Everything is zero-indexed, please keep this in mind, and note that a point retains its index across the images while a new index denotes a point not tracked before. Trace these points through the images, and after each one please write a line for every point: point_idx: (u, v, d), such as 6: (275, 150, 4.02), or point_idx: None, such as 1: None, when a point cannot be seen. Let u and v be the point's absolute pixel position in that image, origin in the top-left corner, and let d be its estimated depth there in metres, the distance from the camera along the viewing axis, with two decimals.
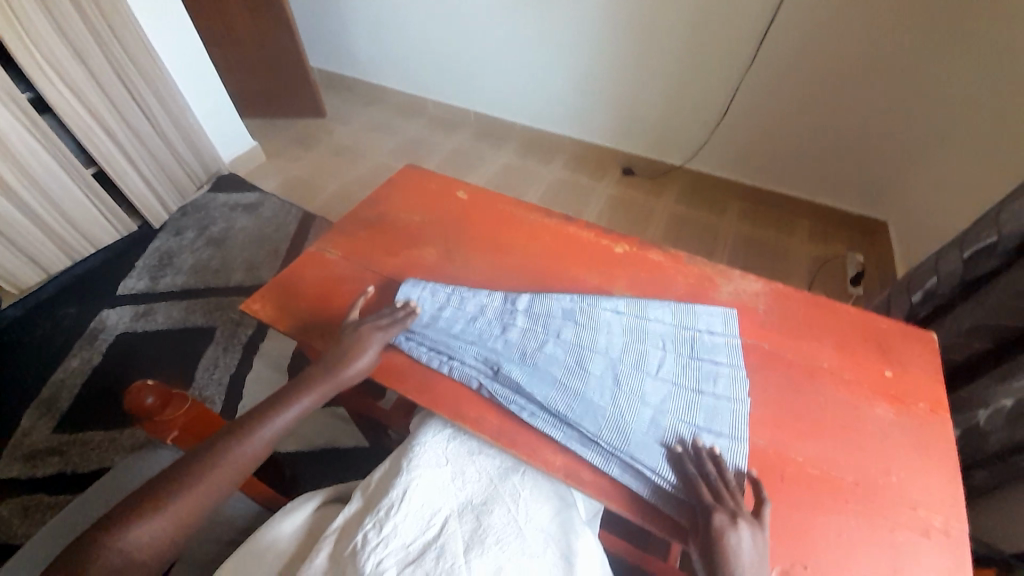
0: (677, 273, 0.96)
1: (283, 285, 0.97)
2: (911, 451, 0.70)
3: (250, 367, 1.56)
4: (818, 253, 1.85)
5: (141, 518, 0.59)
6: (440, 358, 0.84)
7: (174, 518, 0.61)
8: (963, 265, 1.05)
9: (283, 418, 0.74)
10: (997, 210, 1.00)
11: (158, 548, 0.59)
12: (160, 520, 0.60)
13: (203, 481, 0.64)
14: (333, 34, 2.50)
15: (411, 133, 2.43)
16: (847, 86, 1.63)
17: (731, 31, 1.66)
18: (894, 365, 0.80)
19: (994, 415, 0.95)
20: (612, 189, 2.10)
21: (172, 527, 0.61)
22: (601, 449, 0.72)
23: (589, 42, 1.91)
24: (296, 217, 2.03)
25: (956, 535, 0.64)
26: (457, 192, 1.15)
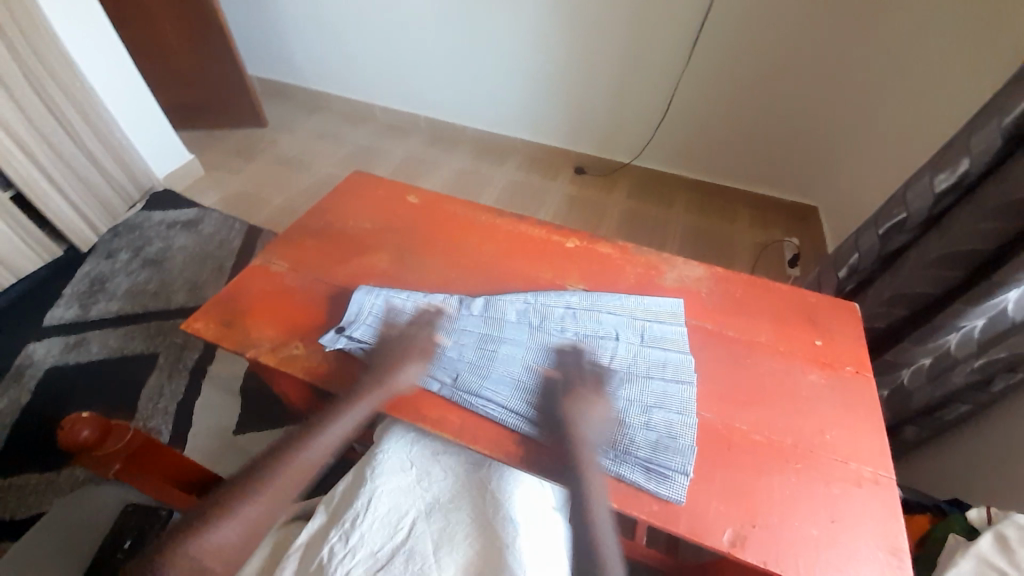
0: (626, 263, 1.00)
1: (228, 301, 0.93)
2: (842, 412, 0.76)
3: (200, 391, 1.48)
4: (757, 239, 1.97)
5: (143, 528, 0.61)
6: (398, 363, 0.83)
7: (258, 512, 0.66)
8: (879, 241, 1.15)
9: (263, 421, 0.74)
10: (903, 189, 1.11)
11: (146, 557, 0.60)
12: (239, 518, 0.64)
13: (278, 479, 0.69)
14: (271, 41, 2.42)
15: (359, 141, 2.39)
16: (773, 81, 1.75)
17: (666, 31, 1.75)
18: (823, 335, 0.87)
19: (916, 374, 1.05)
20: (565, 188, 2.15)
21: (253, 526, 0.65)
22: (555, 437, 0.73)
23: (534, 44, 1.95)
24: (240, 232, 1.94)
25: (885, 483, 0.69)
26: (407, 196, 1.14)
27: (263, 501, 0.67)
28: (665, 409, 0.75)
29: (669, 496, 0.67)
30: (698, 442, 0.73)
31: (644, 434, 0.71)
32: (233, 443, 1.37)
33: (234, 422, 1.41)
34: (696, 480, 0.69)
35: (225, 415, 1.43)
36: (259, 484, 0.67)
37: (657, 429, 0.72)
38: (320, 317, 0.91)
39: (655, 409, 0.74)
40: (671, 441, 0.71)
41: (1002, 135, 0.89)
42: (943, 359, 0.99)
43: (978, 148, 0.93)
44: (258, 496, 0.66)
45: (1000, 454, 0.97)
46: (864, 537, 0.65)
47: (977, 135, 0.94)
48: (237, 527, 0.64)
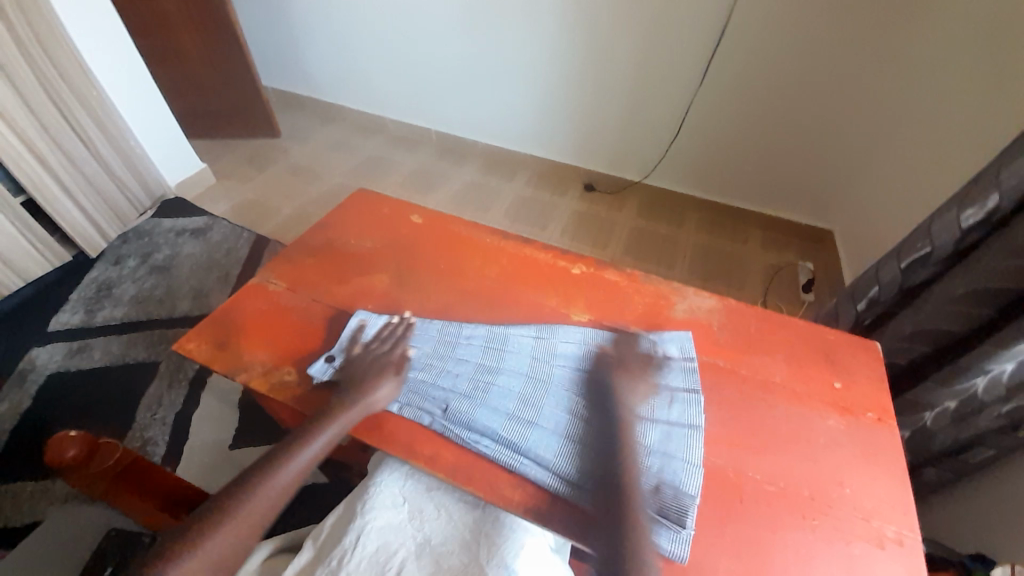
0: (634, 291, 0.96)
1: (223, 321, 0.91)
2: (863, 461, 0.72)
3: (198, 403, 1.46)
4: (771, 261, 1.91)
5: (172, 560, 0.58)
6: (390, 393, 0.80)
7: (222, 544, 0.61)
8: (900, 274, 1.11)
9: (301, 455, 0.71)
10: (928, 221, 1.06)
11: None
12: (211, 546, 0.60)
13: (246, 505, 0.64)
14: (288, 53, 2.45)
15: (370, 153, 2.39)
16: (788, 103, 1.72)
17: (680, 53, 1.74)
18: (841, 375, 0.82)
19: (940, 416, 1.00)
20: (574, 205, 2.12)
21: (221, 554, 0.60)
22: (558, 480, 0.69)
23: (548, 60, 1.94)
24: (247, 242, 1.94)
25: (909, 544, 0.64)
26: (412, 215, 1.12)
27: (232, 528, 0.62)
28: (669, 454, 0.70)
29: (673, 550, 0.62)
30: (705, 491, 0.68)
31: (648, 480, 0.68)
32: (228, 459, 1.34)
33: (230, 437, 1.38)
34: (699, 529, 0.65)
35: (221, 429, 1.40)
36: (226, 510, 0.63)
37: (659, 474, 0.68)
38: (314, 340, 0.88)
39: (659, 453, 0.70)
40: (673, 488, 0.67)
41: None
42: (970, 403, 0.94)
43: (1008, 182, 0.89)
44: (225, 527, 0.62)
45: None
46: None
47: (1008, 170, 0.89)
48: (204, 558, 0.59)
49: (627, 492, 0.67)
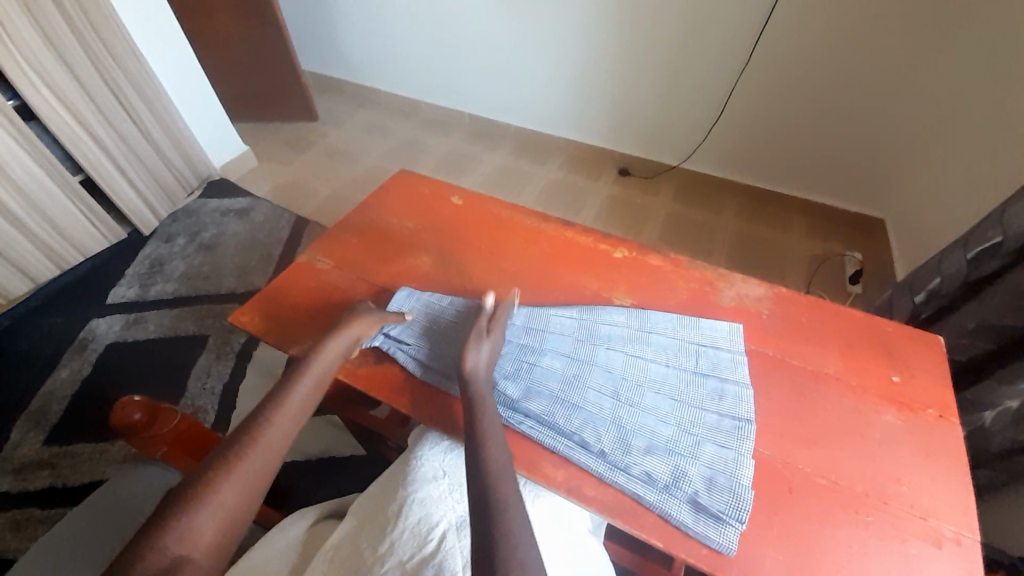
0: (678, 277, 0.94)
1: (273, 297, 0.94)
2: (921, 459, 0.69)
3: (243, 376, 1.53)
4: (814, 251, 1.83)
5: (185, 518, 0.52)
6: (437, 373, 0.83)
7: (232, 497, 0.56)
8: (967, 265, 1.04)
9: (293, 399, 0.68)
10: (1002, 209, 0.99)
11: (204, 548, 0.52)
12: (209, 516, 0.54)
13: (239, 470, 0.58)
14: (326, 35, 2.47)
15: (404, 136, 2.40)
16: (844, 84, 1.62)
17: (727, 31, 1.65)
18: (900, 369, 0.78)
19: (999, 416, 0.94)
20: (608, 189, 2.08)
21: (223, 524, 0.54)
22: (605, 463, 0.69)
23: (586, 39, 1.88)
24: (288, 222, 1.99)
25: (968, 546, 0.62)
26: (452, 196, 1.13)
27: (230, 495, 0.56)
28: (719, 445, 0.69)
29: (720, 541, 0.62)
30: (755, 483, 0.67)
31: (698, 468, 0.67)
32: None
33: None
34: (751, 519, 0.64)
35: None
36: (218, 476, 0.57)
37: (708, 464, 0.67)
38: None
39: (709, 443, 0.69)
40: (724, 476, 0.66)
41: None
42: None
43: None
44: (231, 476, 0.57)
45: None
46: None
47: None
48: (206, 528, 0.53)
49: (674, 480, 0.66)
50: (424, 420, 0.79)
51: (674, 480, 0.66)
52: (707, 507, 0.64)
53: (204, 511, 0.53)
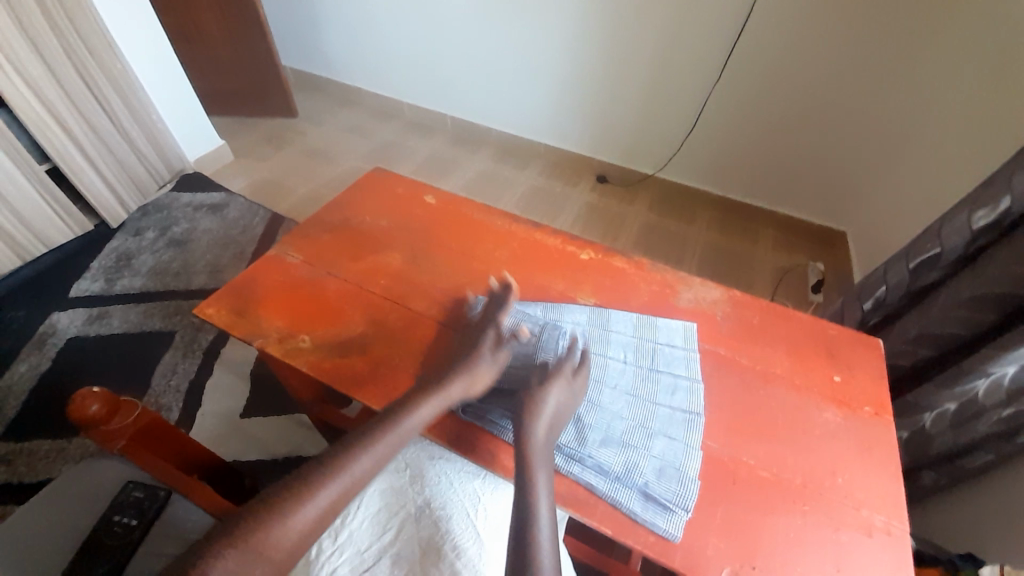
0: (640, 280, 0.98)
1: (240, 290, 0.94)
2: (857, 453, 0.73)
3: (211, 373, 1.51)
4: (781, 261, 1.90)
5: (296, 505, 0.57)
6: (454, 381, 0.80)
7: (333, 495, 0.59)
8: (909, 275, 1.11)
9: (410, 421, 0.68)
10: (940, 222, 1.06)
11: (297, 538, 0.56)
12: (313, 505, 0.58)
13: (343, 473, 0.61)
14: (308, 33, 2.46)
15: (385, 137, 2.40)
16: (807, 101, 1.70)
17: (700, 47, 1.72)
18: (841, 369, 0.83)
19: (938, 419, 1.00)
20: (586, 196, 2.13)
21: (322, 515, 0.58)
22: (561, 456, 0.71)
23: (566, 49, 1.93)
24: (262, 219, 1.97)
25: (897, 533, 0.66)
26: (426, 196, 1.14)
27: (332, 492, 0.60)
28: (670, 439, 0.73)
29: (666, 529, 0.65)
30: (702, 474, 0.70)
31: (647, 458, 0.70)
32: (238, 427, 1.39)
33: (242, 406, 1.43)
34: (696, 508, 0.67)
35: (233, 398, 1.45)
36: (330, 472, 0.61)
37: (658, 455, 0.71)
38: (327, 313, 0.91)
39: (661, 435, 0.73)
40: (672, 467, 0.70)
41: None
42: (971, 406, 0.94)
43: (1022, 186, 0.88)
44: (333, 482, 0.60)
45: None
46: None
47: (1023, 174, 0.89)
48: (306, 515, 0.57)
49: (625, 471, 0.69)
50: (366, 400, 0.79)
51: (627, 470, 0.69)
52: (656, 498, 0.67)
53: (307, 505, 0.57)
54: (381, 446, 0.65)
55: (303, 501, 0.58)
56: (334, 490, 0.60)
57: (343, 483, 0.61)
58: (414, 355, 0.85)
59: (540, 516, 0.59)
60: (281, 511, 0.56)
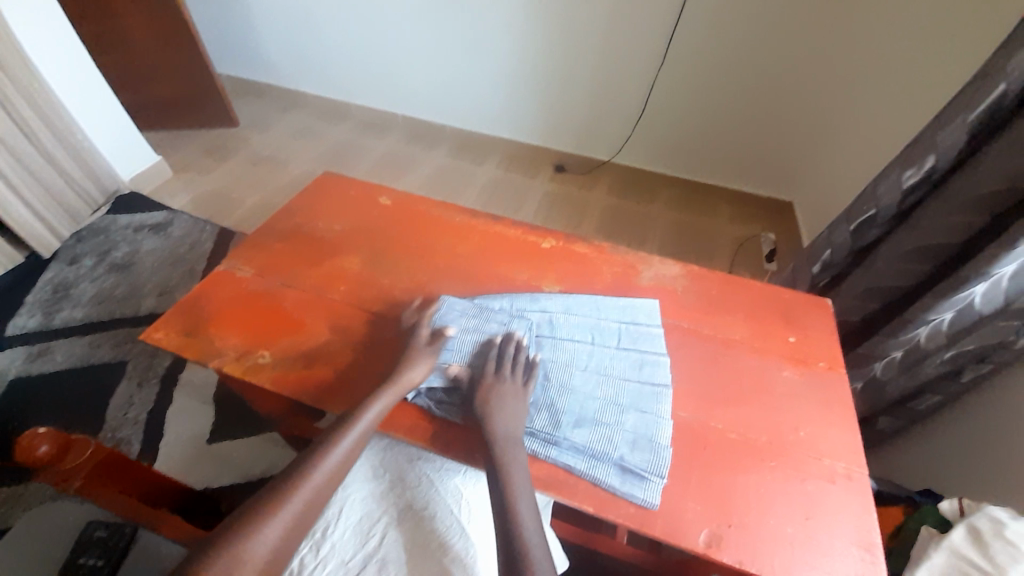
0: (603, 262, 0.99)
1: (190, 310, 0.90)
2: (816, 406, 0.77)
3: (171, 400, 1.43)
4: (736, 234, 1.98)
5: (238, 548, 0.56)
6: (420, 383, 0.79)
7: (277, 531, 0.59)
8: (851, 236, 1.18)
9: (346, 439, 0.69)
10: (874, 184, 1.13)
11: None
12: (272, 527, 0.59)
13: (297, 493, 0.63)
14: (243, 37, 2.35)
15: (336, 140, 2.33)
16: (748, 78, 1.77)
17: (643, 30, 1.76)
18: (796, 330, 0.87)
19: (888, 365, 1.07)
20: (546, 186, 2.14)
21: (284, 536, 0.60)
22: (538, 443, 0.72)
23: (512, 39, 1.92)
24: (211, 235, 1.88)
25: (857, 477, 0.70)
26: (381, 196, 1.12)
27: (287, 515, 0.61)
28: (640, 412, 0.75)
29: (644, 498, 0.67)
30: (675, 442, 0.72)
31: (621, 432, 0.72)
32: (206, 453, 1.32)
33: (207, 431, 1.37)
34: (671, 474, 0.69)
35: (197, 423, 1.38)
36: (285, 493, 0.63)
37: (631, 430, 0.72)
38: (287, 325, 0.87)
39: (631, 409, 0.75)
40: (646, 439, 0.72)
41: (968, 130, 0.92)
42: (914, 352, 1.01)
43: (945, 145, 0.96)
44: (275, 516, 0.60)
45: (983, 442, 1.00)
46: (839, 533, 0.65)
47: (944, 133, 0.96)
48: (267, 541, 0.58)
49: (600, 449, 0.70)
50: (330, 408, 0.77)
51: (603, 447, 0.71)
52: (634, 470, 0.69)
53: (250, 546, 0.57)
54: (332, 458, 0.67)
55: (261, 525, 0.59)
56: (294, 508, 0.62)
57: (294, 504, 0.62)
58: (383, 360, 0.83)
59: (532, 538, 0.61)
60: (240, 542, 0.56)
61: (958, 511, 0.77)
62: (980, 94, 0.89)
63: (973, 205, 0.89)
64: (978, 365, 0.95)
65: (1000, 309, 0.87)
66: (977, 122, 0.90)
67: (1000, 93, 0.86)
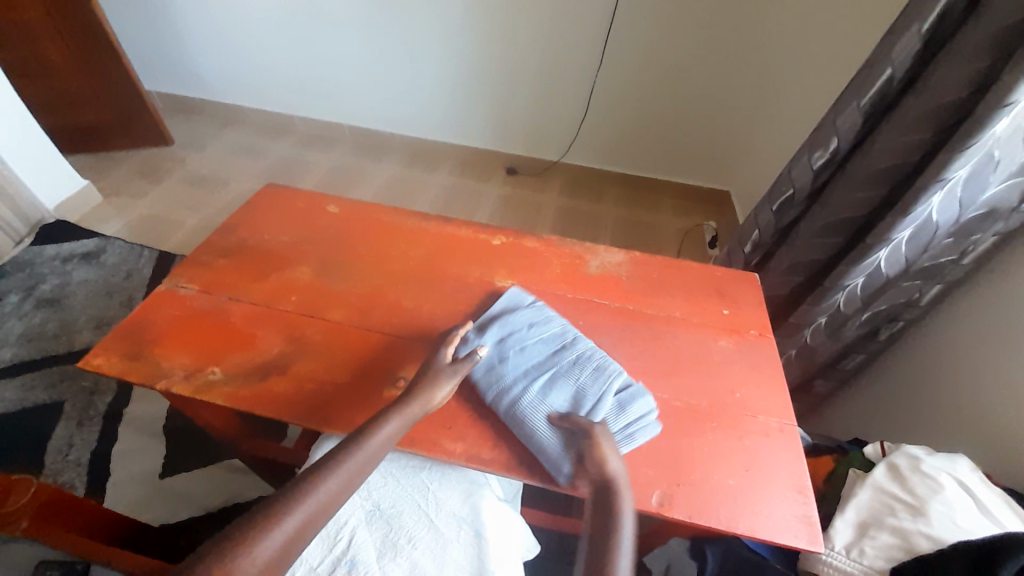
0: (552, 255, 1.04)
1: (132, 332, 0.87)
2: (750, 370, 0.84)
3: (117, 437, 1.35)
4: (681, 225, 2.08)
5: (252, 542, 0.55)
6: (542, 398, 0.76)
7: (296, 524, 0.58)
8: (774, 217, 1.28)
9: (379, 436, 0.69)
10: (790, 166, 1.23)
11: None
12: (276, 536, 0.56)
13: (301, 505, 0.59)
14: (173, 54, 2.26)
15: (279, 155, 2.27)
16: (678, 76, 1.89)
17: (581, 34, 1.84)
18: (729, 304, 0.95)
19: (816, 332, 1.15)
20: (499, 189, 2.17)
21: (286, 546, 0.56)
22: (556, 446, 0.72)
23: (456, 46, 1.96)
24: (149, 260, 1.79)
25: (789, 429, 0.77)
26: (329, 206, 1.11)
27: (305, 510, 0.59)
28: (602, 376, 0.78)
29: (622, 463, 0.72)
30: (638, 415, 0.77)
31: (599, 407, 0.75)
32: (160, 488, 1.26)
33: (160, 465, 1.30)
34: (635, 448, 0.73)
35: (148, 458, 1.31)
36: (291, 503, 0.59)
37: (601, 398, 0.76)
38: (240, 340, 0.86)
39: (588, 375, 0.78)
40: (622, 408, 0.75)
41: (862, 114, 1.03)
42: (837, 317, 1.10)
43: (844, 128, 1.07)
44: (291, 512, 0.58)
45: (902, 390, 1.12)
46: (775, 482, 0.71)
47: (842, 118, 1.07)
48: (263, 555, 0.54)
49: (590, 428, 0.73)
50: (289, 416, 0.77)
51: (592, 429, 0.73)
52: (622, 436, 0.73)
53: (268, 537, 0.55)
54: (344, 471, 0.64)
55: (264, 532, 0.56)
56: (299, 517, 0.58)
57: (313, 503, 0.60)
58: (342, 366, 0.83)
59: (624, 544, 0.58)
60: (232, 558, 0.53)
61: (881, 452, 0.84)
62: (868, 81, 1.01)
63: (871, 179, 1.00)
64: (889, 324, 1.08)
65: (903, 270, 0.98)
66: (868, 106, 1.02)
67: (886, 78, 0.98)
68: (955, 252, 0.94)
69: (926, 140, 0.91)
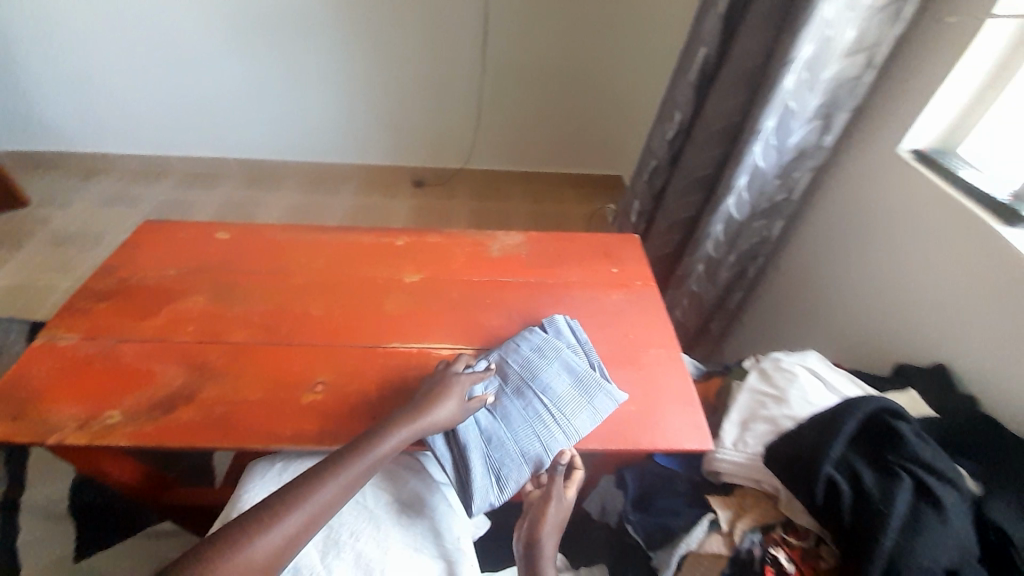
0: (454, 246, 1.10)
1: (8, 391, 0.79)
2: (641, 313, 0.96)
3: (10, 533, 1.19)
4: (585, 210, 2.24)
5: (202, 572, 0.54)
6: (531, 423, 0.78)
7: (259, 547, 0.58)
8: (647, 186, 1.43)
9: (386, 446, 0.69)
10: (649, 140, 1.39)
11: None
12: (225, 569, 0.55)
13: (283, 519, 0.60)
14: (14, 105, 2.03)
15: (162, 198, 2.11)
16: (554, 73, 2.05)
17: (460, 43, 1.95)
18: (617, 262, 1.07)
19: (699, 279, 1.30)
20: (406, 202, 2.19)
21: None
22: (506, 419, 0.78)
23: (339, 65, 1.98)
24: (19, 333, 1.58)
25: (674, 355, 0.89)
26: (218, 234, 1.09)
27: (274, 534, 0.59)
28: (540, 371, 0.82)
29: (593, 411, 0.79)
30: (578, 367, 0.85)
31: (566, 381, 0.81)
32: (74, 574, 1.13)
33: (70, 550, 1.16)
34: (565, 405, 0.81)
35: (55, 546, 1.17)
36: (250, 529, 0.59)
37: (553, 382, 0.81)
38: (144, 379, 0.82)
39: (532, 385, 0.81)
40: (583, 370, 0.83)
41: (695, 87, 1.21)
42: (711, 261, 1.26)
43: (683, 100, 1.24)
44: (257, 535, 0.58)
45: (774, 315, 1.32)
46: (669, 400, 0.82)
47: (680, 92, 1.25)
48: None
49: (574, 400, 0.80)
50: (211, 443, 0.75)
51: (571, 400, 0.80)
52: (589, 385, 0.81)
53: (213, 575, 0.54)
54: (333, 482, 0.65)
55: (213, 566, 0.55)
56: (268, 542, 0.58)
57: (289, 522, 0.61)
58: (254, 387, 0.82)
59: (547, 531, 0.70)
60: None
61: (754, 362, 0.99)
62: (692, 58, 1.19)
63: (713, 139, 1.18)
64: (753, 260, 1.27)
65: (751, 211, 1.17)
66: (697, 80, 1.20)
67: (705, 55, 1.17)
68: (785, 190, 1.14)
69: (743, 100, 1.10)
